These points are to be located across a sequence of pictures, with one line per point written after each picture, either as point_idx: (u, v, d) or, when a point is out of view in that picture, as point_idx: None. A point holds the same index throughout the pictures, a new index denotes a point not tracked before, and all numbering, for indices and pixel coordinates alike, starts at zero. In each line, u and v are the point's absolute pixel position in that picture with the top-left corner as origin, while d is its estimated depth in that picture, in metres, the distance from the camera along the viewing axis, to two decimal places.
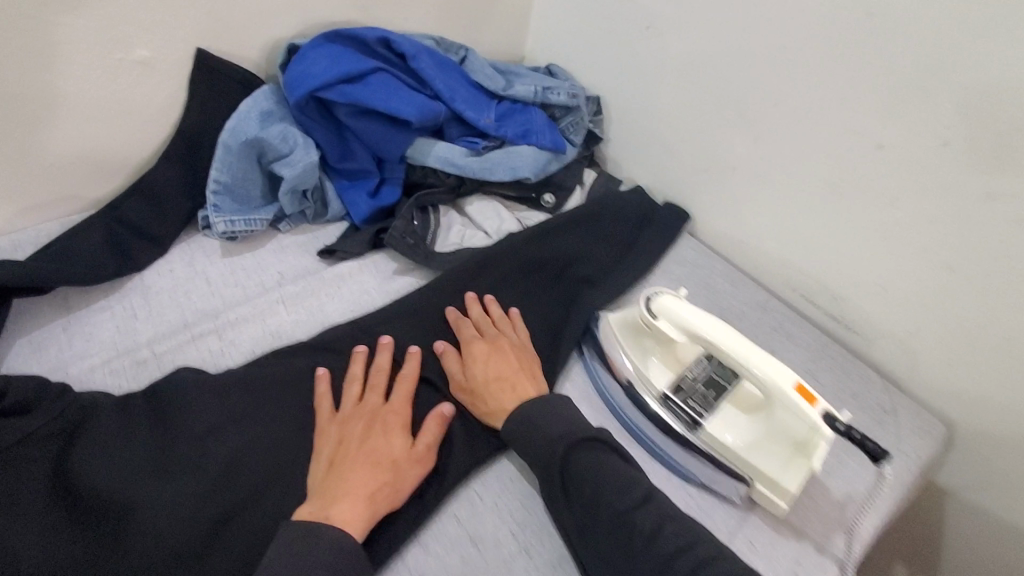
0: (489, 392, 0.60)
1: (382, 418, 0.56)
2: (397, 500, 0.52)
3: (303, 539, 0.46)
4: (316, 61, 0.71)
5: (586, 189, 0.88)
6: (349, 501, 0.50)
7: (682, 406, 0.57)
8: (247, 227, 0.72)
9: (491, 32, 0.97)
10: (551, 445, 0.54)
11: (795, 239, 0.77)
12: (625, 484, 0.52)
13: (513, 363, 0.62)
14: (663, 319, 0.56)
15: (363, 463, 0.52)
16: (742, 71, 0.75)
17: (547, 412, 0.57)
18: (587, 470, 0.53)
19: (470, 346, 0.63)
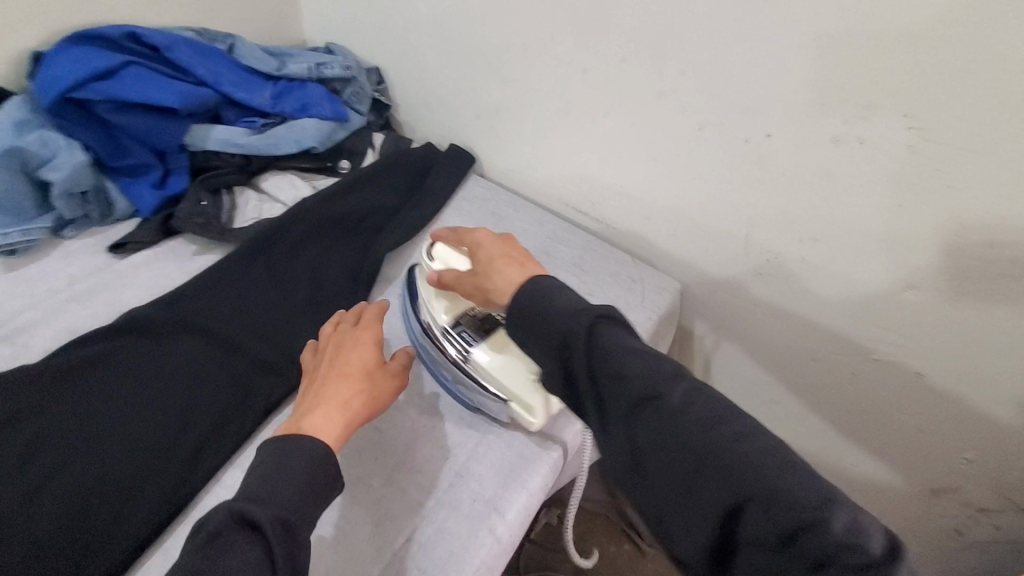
0: (493, 268, 0.56)
1: (353, 337, 0.60)
2: (372, 410, 0.56)
3: (276, 455, 0.48)
4: (61, 65, 0.73)
5: (378, 151, 0.97)
6: (321, 415, 0.53)
7: (455, 340, 0.64)
8: (24, 238, 0.72)
9: (261, 19, 1.01)
10: (568, 318, 0.48)
11: (555, 161, 0.92)
12: (647, 363, 0.45)
13: (496, 250, 0.57)
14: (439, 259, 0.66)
15: (335, 379, 0.55)
16: (477, 24, 0.87)
17: (562, 290, 0.52)
18: (610, 343, 0.47)
19: (478, 236, 0.60)
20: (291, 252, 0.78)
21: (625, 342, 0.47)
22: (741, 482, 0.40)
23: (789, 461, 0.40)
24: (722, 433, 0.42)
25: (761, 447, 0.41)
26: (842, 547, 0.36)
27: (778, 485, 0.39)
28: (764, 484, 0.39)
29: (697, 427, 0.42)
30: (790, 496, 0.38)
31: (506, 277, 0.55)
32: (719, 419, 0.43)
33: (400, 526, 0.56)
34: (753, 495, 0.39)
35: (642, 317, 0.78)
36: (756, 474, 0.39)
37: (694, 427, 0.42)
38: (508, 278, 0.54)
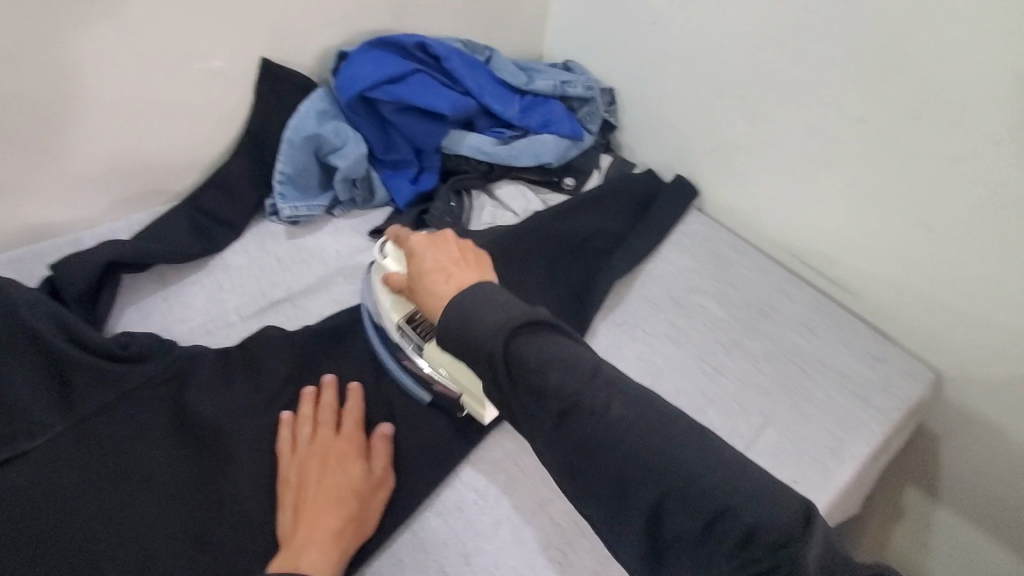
0: (424, 281, 0.56)
1: (334, 451, 0.58)
2: (365, 529, 0.55)
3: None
4: (363, 66, 0.82)
5: (603, 173, 0.97)
6: (318, 548, 0.52)
7: (409, 333, 0.64)
8: (308, 212, 0.83)
9: (510, 33, 1.07)
10: (492, 332, 0.47)
11: (793, 211, 0.86)
12: (565, 369, 0.45)
13: (449, 252, 0.58)
14: (389, 256, 0.68)
15: (325, 505, 0.54)
16: (739, 56, 0.83)
17: (477, 297, 0.50)
18: (527, 352, 0.46)
19: (415, 244, 0.60)
20: (524, 262, 0.81)
21: (461, 332, 0.48)
22: (693, 487, 0.42)
23: (707, 453, 0.43)
24: (649, 437, 0.44)
25: (673, 442, 0.43)
26: (760, 530, 0.40)
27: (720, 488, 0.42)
28: (710, 485, 0.42)
29: (573, 422, 0.45)
30: (730, 492, 0.41)
31: (440, 289, 0.55)
32: (647, 421, 0.44)
33: (626, 568, 0.57)
34: (700, 499, 0.41)
35: (886, 403, 0.70)
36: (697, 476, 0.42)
37: (621, 434, 0.44)
38: (441, 291, 0.54)
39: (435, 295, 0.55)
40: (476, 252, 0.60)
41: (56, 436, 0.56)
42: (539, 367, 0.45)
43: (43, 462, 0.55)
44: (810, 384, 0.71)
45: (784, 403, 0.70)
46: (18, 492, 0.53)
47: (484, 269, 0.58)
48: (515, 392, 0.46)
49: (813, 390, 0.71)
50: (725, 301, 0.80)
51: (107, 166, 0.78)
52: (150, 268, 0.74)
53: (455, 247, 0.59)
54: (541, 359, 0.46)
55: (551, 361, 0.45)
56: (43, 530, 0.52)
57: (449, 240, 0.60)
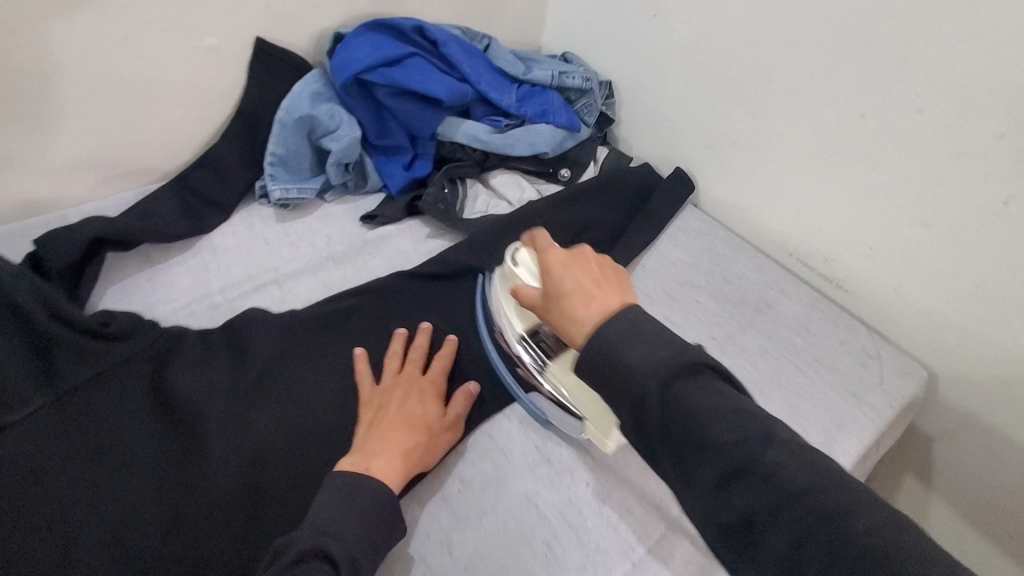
0: (563, 301, 0.51)
1: (417, 387, 0.62)
2: (428, 462, 0.59)
3: (347, 487, 0.52)
4: (359, 48, 0.80)
5: (598, 166, 0.96)
6: (386, 457, 0.56)
7: (531, 349, 0.63)
8: (298, 195, 0.82)
9: (509, 23, 1.06)
10: (648, 372, 0.43)
11: (790, 207, 0.86)
12: (707, 409, 0.42)
13: (591, 270, 0.53)
14: (521, 267, 0.63)
15: (400, 425, 0.58)
16: (742, 50, 0.82)
17: (626, 331, 0.45)
18: (689, 403, 0.42)
19: (548, 259, 0.55)
20: None
21: (610, 362, 0.44)
22: (816, 517, 0.39)
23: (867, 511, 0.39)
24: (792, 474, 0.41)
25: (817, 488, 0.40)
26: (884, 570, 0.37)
27: (845, 518, 0.39)
28: (841, 523, 0.39)
29: (722, 464, 0.41)
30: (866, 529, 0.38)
31: (582, 311, 0.49)
32: (792, 467, 0.41)
33: (611, 561, 0.56)
34: (828, 533, 0.38)
35: (881, 401, 0.70)
36: (834, 514, 0.39)
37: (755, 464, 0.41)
38: (582, 317, 0.49)
39: (573, 320, 0.50)
40: (615, 272, 0.55)
41: (29, 415, 0.55)
42: (693, 414, 0.42)
43: (16, 440, 0.54)
44: (806, 381, 0.71)
45: (777, 399, 0.69)
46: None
47: (625, 290, 0.53)
48: (662, 438, 0.43)
49: (806, 386, 0.70)
50: (719, 295, 0.80)
51: (96, 142, 0.77)
52: (135, 247, 0.72)
53: (593, 266, 0.54)
54: (686, 404, 0.42)
55: (698, 405, 0.42)
56: (12, 509, 0.51)
57: (589, 258, 0.55)
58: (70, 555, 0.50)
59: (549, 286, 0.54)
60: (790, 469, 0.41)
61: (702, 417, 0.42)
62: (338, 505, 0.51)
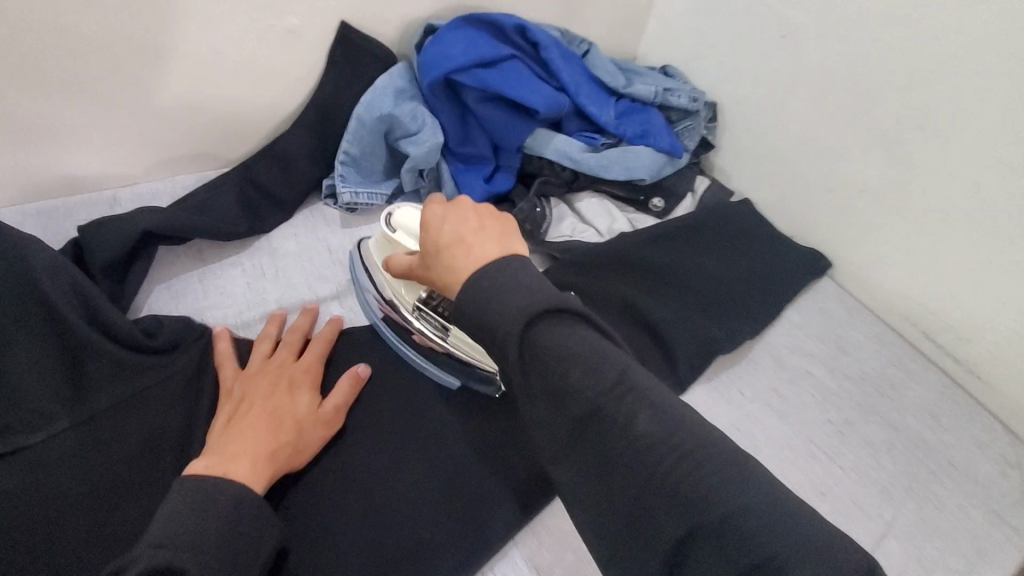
0: (441, 258, 0.47)
1: (286, 376, 0.57)
2: (297, 461, 0.52)
3: (195, 500, 0.43)
4: (453, 43, 0.72)
5: (697, 198, 0.86)
6: (249, 461, 0.48)
7: (429, 317, 0.62)
8: (368, 200, 0.74)
9: (609, 27, 0.96)
10: (513, 314, 0.39)
11: (920, 271, 0.75)
12: (592, 365, 0.38)
13: (471, 221, 0.48)
14: (400, 232, 0.61)
15: (262, 419, 0.52)
16: (890, 89, 0.72)
17: (500, 277, 0.41)
18: (550, 344, 0.38)
19: (424, 215, 0.50)
20: (607, 286, 0.71)
21: (499, 302, 0.40)
22: (660, 460, 0.36)
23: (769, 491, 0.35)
24: (691, 463, 0.36)
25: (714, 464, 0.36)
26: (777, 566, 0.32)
27: (671, 461, 0.36)
28: (684, 474, 0.36)
29: (572, 409, 0.38)
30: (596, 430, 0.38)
31: (459, 263, 0.45)
32: (645, 412, 0.37)
33: None
34: (664, 473, 0.36)
35: None
36: (683, 454, 0.36)
37: (637, 445, 0.37)
38: (461, 267, 0.45)
39: (454, 272, 0.46)
40: (500, 217, 0.50)
41: (51, 436, 0.50)
42: (566, 366, 0.38)
43: (30, 464, 0.48)
44: (937, 489, 0.60)
45: (908, 509, 0.59)
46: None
47: (508, 235, 0.48)
48: (528, 385, 0.39)
49: (938, 492, 0.60)
50: (834, 366, 0.69)
51: (156, 123, 0.70)
52: (188, 242, 0.66)
53: (472, 218, 0.48)
54: (564, 355, 0.38)
55: (572, 345, 0.38)
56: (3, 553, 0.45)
57: (469, 205, 0.50)
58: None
59: (425, 242, 0.49)
60: (643, 416, 0.37)
61: (599, 388, 0.38)
62: (179, 516, 0.41)
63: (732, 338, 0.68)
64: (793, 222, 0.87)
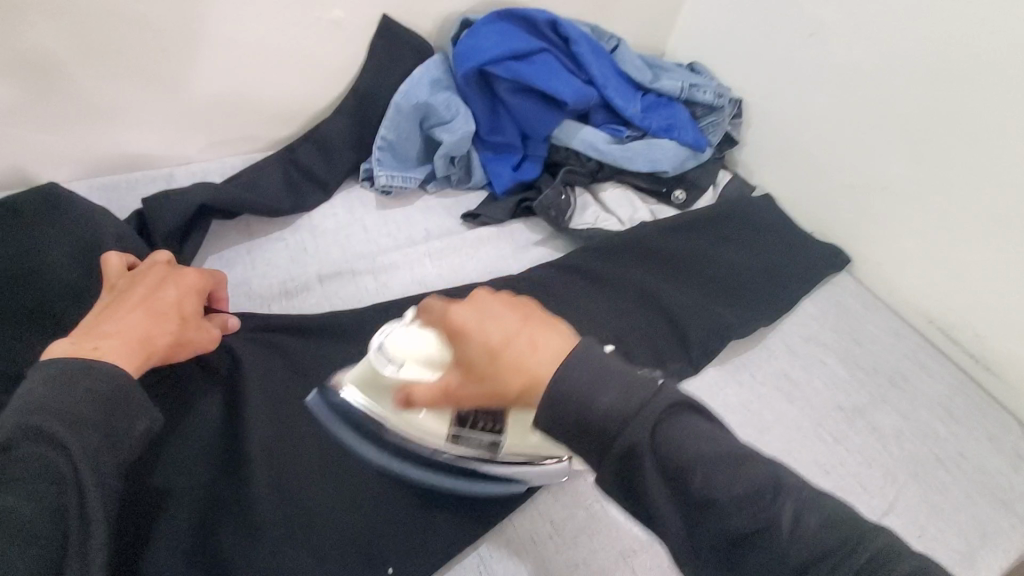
0: (502, 363, 0.43)
1: (179, 279, 0.56)
2: (175, 356, 0.53)
3: (72, 376, 0.42)
4: (487, 37, 0.76)
5: (718, 191, 0.88)
6: (120, 350, 0.48)
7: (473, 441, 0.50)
8: (402, 183, 0.78)
9: (637, 25, 0.99)
10: (619, 416, 0.39)
11: (940, 269, 0.77)
12: (705, 441, 0.39)
13: (507, 317, 0.45)
14: (395, 362, 0.49)
15: (142, 315, 0.51)
16: (914, 87, 0.74)
17: (592, 378, 0.40)
18: (687, 450, 0.38)
19: (455, 322, 0.46)
20: (628, 270, 0.74)
21: (592, 397, 0.39)
22: (820, 563, 0.36)
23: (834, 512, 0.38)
24: (769, 498, 0.38)
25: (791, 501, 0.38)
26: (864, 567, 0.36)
27: (832, 551, 0.36)
28: (784, 526, 0.37)
29: (718, 517, 0.38)
30: (752, 550, 0.37)
31: (532, 363, 0.43)
32: (732, 469, 0.38)
33: None
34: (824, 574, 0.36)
35: None
36: (779, 501, 0.38)
37: (735, 505, 0.37)
38: (539, 367, 0.42)
39: (525, 372, 0.43)
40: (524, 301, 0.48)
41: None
42: (657, 436, 0.39)
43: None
44: (944, 475, 0.62)
45: (912, 492, 0.61)
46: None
47: (551, 319, 0.47)
48: (669, 497, 0.39)
49: (945, 479, 0.62)
50: (848, 357, 0.72)
51: (210, 103, 0.75)
52: (237, 217, 0.71)
53: (506, 317, 0.45)
54: (659, 426, 0.39)
55: (667, 421, 0.39)
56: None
57: (489, 296, 0.47)
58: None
59: (466, 353, 0.45)
60: (742, 476, 0.38)
61: (688, 441, 0.39)
62: (51, 388, 0.41)
63: (746, 324, 0.70)
64: (814, 219, 0.89)
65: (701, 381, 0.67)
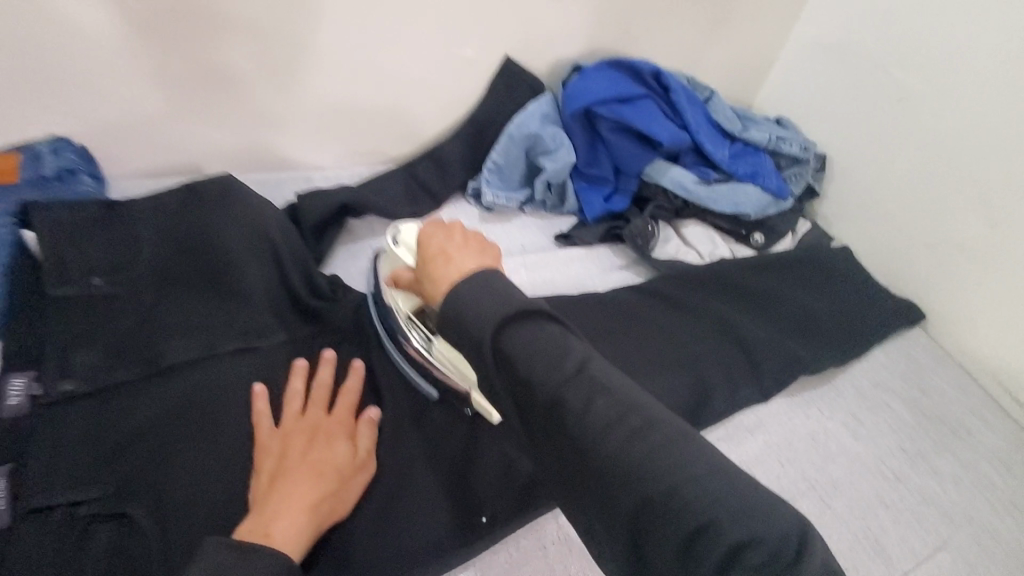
0: (424, 270, 0.50)
1: (324, 430, 0.56)
2: (340, 507, 0.53)
3: (237, 565, 0.43)
4: (596, 81, 0.85)
5: (795, 238, 0.93)
6: (292, 521, 0.49)
7: (419, 332, 0.64)
8: (505, 202, 0.88)
9: (729, 79, 1.07)
10: (486, 321, 0.42)
11: (1013, 333, 0.80)
12: (556, 359, 0.40)
13: (455, 239, 0.52)
14: (402, 245, 0.65)
15: (306, 476, 0.52)
16: (999, 157, 0.78)
17: (484, 289, 0.44)
18: (519, 346, 0.41)
19: (417, 234, 0.54)
20: (704, 299, 0.79)
21: (474, 306, 0.43)
22: (610, 436, 0.38)
23: (687, 446, 0.38)
24: (612, 422, 0.38)
25: (631, 422, 0.38)
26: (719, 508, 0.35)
27: (634, 436, 0.38)
28: (636, 450, 0.37)
29: (538, 397, 0.40)
30: (563, 420, 0.39)
31: (439, 275, 0.49)
32: (598, 399, 0.39)
33: None
34: (614, 448, 0.38)
35: None
36: (633, 424, 0.38)
37: (588, 428, 0.38)
38: (440, 279, 0.48)
39: (431, 284, 0.49)
40: (486, 238, 0.54)
41: (237, 352, 0.61)
42: (526, 363, 0.41)
43: (217, 368, 0.59)
44: (997, 526, 0.66)
45: (964, 534, 0.65)
46: (195, 383, 0.58)
47: (491, 256, 0.51)
48: (500, 380, 0.42)
49: (997, 529, 0.66)
50: (913, 405, 0.75)
51: (351, 120, 0.88)
52: (364, 217, 0.83)
53: (455, 241, 0.52)
54: (519, 350, 0.41)
55: (536, 345, 0.41)
56: (188, 428, 0.55)
57: (458, 225, 0.54)
58: (219, 498, 0.53)
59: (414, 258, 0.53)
60: (597, 403, 0.39)
61: (557, 379, 0.40)
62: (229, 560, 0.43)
63: (816, 362, 0.75)
64: (889, 273, 0.92)
65: (768, 407, 0.72)
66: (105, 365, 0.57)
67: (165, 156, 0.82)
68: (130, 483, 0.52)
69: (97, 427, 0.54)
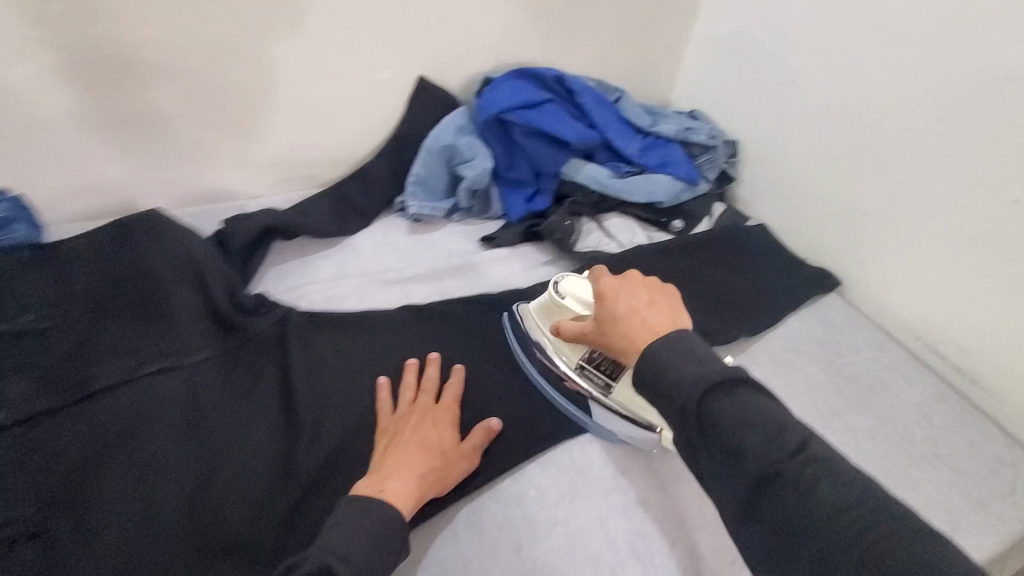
0: (618, 325, 0.57)
1: (433, 415, 0.65)
2: (444, 484, 0.61)
3: (357, 512, 0.53)
4: (503, 91, 0.90)
5: (713, 221, 0.98)
6: (401, 482, 0.58)
7: (594, 374, 0.69)
8: (430, 212, 0.92)
9: (643, 79, 1.13)
10: (689, 386, 0.47)
11: (924, 286, 0.82)
12: (773, 431, 0.44)
13: (642, 296, 0.58)
14: (569, 298, 0.69)
15: (415, 449, 0.61)
16: (877, 124, 0.82)
17: (677, 348, 0.50)
18: (721, 410, 0.45)
19: (603, 289, 0.61)
20: None
21: (670, 354, 0.49)
22: (872, 531, 0.41)
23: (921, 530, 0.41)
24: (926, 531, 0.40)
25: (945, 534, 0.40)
26: None
27: (841, 520, 0.41)
28: (888, 543, 0.40)
29: (751, 468, 0.43)
30: (780, 493, 0.43)
31: (637, 331, 0.54)
32: (830, 481, 0.43)
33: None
34: (867, 538, 0.40)
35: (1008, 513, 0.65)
36: (902, 522, 0.41)
37: (855, 522, 0.41)
38: (635, 333, 0.54)
39: (626, 338, 0.56)
40: (666, 290, 0.60)
41: (159, 371, 0.63)
42: (713, 416, 0.45)
43: (141, 389, 0.62)
44: (919, 476, 0.68)
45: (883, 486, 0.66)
46: (118, 405, 0.61)
47: (677, 310, 0.57)
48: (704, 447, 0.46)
49: (916, 477, 0.68)
50: (830, 367, 0.78)
51: (278, 151, 0.92)
52: (293, 238, 0.86)
53: (641, 296, 0.58)
54: (713, 411, 0.46)
55: (722, 401, 0.46)
56: (107, 445, 0.58)
57: (639, 281, 0.60)
58: (131, 509, 0.56)
59: (601, 311, 0.60)
60: (828, 486, 0.43)
61: (763, 450, 0.44)
62: (351, 518, 0.52)
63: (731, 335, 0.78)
64: (808, 246, 0.96)
65: None
66: (31, 392, 0.60)
67: (98, 200, 0.85)
68: (49, 501, 0.55)
69: (19, 451, 0.57)
